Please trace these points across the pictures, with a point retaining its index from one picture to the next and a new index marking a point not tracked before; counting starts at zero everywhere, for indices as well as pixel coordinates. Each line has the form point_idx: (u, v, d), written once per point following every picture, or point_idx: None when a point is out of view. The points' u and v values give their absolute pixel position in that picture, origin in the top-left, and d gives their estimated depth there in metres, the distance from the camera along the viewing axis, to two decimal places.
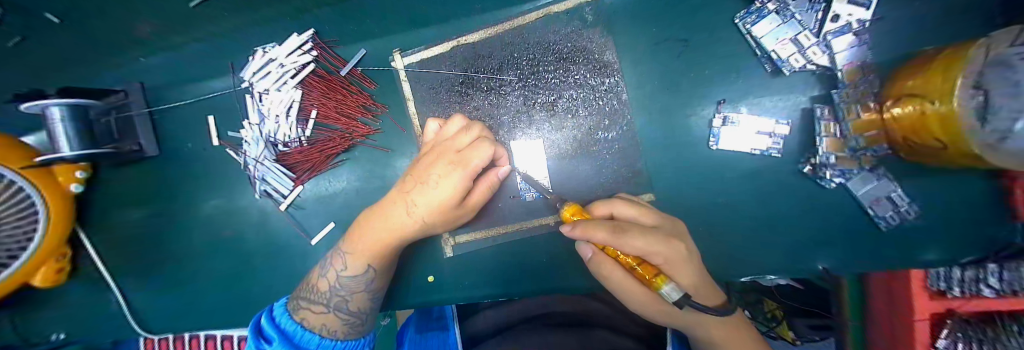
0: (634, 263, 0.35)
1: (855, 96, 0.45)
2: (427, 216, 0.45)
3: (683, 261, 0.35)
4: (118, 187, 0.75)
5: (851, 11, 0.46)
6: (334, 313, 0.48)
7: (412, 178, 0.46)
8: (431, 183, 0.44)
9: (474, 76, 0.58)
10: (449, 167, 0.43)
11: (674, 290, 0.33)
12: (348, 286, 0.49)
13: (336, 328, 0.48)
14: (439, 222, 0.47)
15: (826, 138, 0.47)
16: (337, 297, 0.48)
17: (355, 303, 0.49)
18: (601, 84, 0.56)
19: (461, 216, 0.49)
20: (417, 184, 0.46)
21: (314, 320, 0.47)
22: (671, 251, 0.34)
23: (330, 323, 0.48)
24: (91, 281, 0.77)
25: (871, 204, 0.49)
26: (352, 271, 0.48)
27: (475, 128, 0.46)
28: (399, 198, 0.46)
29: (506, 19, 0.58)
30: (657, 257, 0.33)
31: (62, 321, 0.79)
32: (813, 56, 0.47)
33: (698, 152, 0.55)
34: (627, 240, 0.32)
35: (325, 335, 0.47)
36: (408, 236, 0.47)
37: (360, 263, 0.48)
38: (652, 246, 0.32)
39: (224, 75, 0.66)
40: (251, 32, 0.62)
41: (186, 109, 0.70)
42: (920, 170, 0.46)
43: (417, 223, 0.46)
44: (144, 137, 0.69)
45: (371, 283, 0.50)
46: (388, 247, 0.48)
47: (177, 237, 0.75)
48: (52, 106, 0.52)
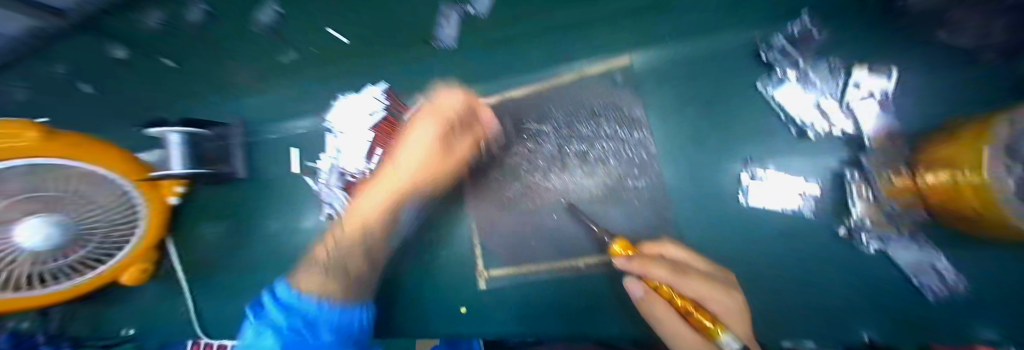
0: (691, 309, 0.40)
1: (884, 162, 0.48)
2: (418, 169, 0.62)
3: (734, 310, 0.44)
4: (205, 201, 0.89)
5: (871, 83, 0.50)
6: (333, 277, 0.57)
7: (401, 144, 0.65)
8: (421, 138, 0.62)
9: (516, 126, 0.68)
10: (428, 123, 0.62)
11: (732, 341, 0.37)
12: (342, 251, 0.61)
13: (335, 292, 0.56)
14: (428, 174, 0.63)
15: (860, 202, 0.49)
16: (337, 256, 0.60)
17: (353, 262, 0.60)
18: (630, 137, 0.62)
19: (450, 172, 0.65)
20: (401, 147, 0.65)
21: (306, 282, 0.57)
22: (729, 302, 0.44)
23: (327, 286, 0.56)
24: (167, 283, 0.89)
25: (915, 273, 0.47)
26: (349, 238, 0.62)
27: (460, 104, 0.64)
28: (392, 166, 0.64)
29: (545, 78, 0.67)
30: (717, 306, 0.42)
31: (136, 316, 0.90)
32: (835, 121, 0.51)
33: (726, 205, 0.57)
34: (686, 280, 0.42)
35: (319, 296, 0.54)
36: (405, 190, 0.63)
37: (353, 230, 0.62)
38: (706, 291, 0.42)
39: (307, 116, 0.80)
40: (334, 84, 0.76)
41: (272, 142, 0.84)
42: (984, 244, 0.44)
43: (412, 182, 0.63)
44: (237, 161, 0.83)
45: (363, 236, 0.62)
46: (387, 202, 0.62)
47: (247, 249, 0.86)
48: (172, 132, 0.71)
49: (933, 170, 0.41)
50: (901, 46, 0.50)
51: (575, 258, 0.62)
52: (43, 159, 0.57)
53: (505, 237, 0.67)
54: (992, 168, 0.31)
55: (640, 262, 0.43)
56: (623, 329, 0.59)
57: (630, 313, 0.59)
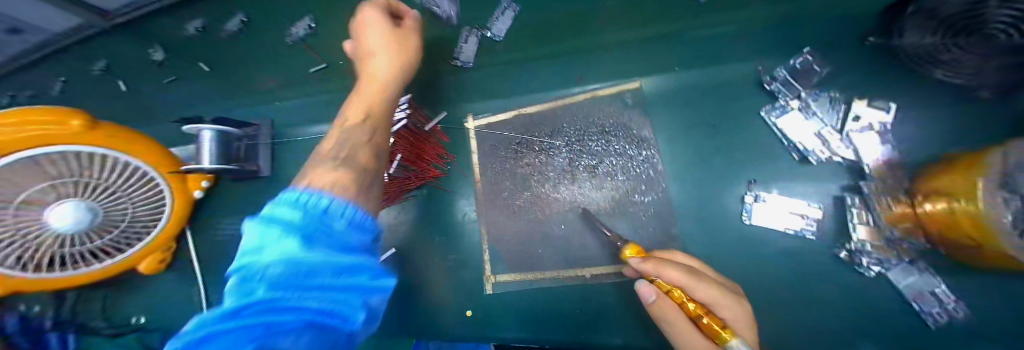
0: (700, 312, 0.35)
1: (884, 189, 0.49)
2: (390, 70, 0.50)
3: (748, 326, 0.37)
4: (227, 196, 0.93)
5: (869, 114, 0.53)
6: (342, 167, 0.37)
7: (362, 55, 0.52)
8: (381, 49, 0.51)
9: (530, 139, 0.72)
10: (375, 34, 0.51)
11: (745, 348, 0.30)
12: (348, 141, 0.42)
13: (342, 180, 0.33)
14: (395, 46, 0.51)
15: (861, 226, 0.51)
16: (344, 151, 0.40)
17: (365, 157, 0.42)
18: (638, 154, 0.65)
19: (414, 42, 0.55)
20: (368, 59, 0.52)
21: (321, 173, 0.34)
22: (740, 314, 0.37)
23: (337, 178, 0.34)
24: (184, 273, 0.92)
25: (916, 299, 0.48)
26: (354, 124, 0.45)
27: (401, 18, 0.55)
28: (364, 73, 0.52)
29: (559, 97, 0.71)
30: (724, 311, 0.36)
31: (147, 305, 0.92)
32: (836, 149, 0.53)
33: (731, 224, 0.59)
34: (700, 283, 0.36)
35: (325, 189, 0.30)
36: (380, 83, 0.50)
37: (352, 129, 0.45)
38: (719, 298, 0.36)
39: (335, 121, 0.87)
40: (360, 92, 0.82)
41: (300, 144, 0.91)
42: (980, 272, 0.45)
43: (390, 84, 0.50)
44: (263, 160, 0.88)
45: (372, 133, 0.46)
46: (378, 99, 0.49)
47: None
48: (205, 129, 0.69)
49: (931, 200, 0.43)
50: (896, 82, 0.53)
51: (583, 267, 0.64)
52: (75, 147, 0.52)
53: (512, 245, 0.69)
54: (983, 196, 0.34)
55: (653, 261, 0.38)
56: (627, 339, 0.61)
57: (635, 322, 0.61)
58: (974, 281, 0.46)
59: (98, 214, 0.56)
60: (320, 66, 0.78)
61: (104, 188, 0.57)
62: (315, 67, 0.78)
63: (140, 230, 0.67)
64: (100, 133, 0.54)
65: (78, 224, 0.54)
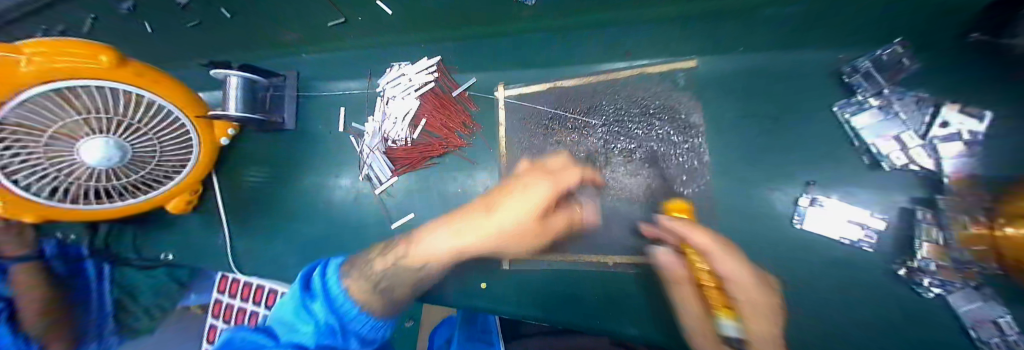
0: (711, 285, 0.44)
1: (962, 204, 0.44)
2: (511, 225, 0.48)
3: (762, 315, 0.43)
4: (252, 148, 0.94)
5: (961, 120, 0.45)
6: (380, 294, 0.48)
7: (490, 203, 0.48)
8: (531, 186, 0.49)
9: (563, 115, 0.68)
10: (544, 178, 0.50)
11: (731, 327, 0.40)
12: (402, 273, 0.52)
13: (377, 309, 0.47)
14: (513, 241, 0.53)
15: (927, 243, 0.47)
16: (384, 284, 0.50)
17: (399, 294, 0.53)
18: (683, 142, 0.61)
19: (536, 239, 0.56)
20: (509, 190, 0.50)
21: (370, 278, 0.49)
22: (756, 296, 0.44)
23: (372, 301, 0.46)
24: (207, 217, 0.94)
25: (975, 325, 0.44)
26: (413, 261, 0.52)
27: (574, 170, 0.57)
28: (481, 210, 0.50)
29: (601, 72, 0.67)
30: (740, 292, 0.42)
31: (167, 244, 0.93)
32: (916, 156, 0.47)
33: (774, 227, 0.56)
34: (723, 256, 0.44)
35: (363, 308, 0.45)
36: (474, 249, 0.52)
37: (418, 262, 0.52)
38: (739, 276, 0.43)
39: (361, 79, 0.84)
40: (387, 50, 0.77)
41: (326, 99, 0.88)
42: None
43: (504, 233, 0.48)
44: (287, 113, 0.86)
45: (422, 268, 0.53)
46: (445, 257, 0.52)
47: (285, 197, 0.91)
48: (231, 76, 0.69)
49: (1014, 223, 0.37)
50: None
51: (605, 254, 0.62)
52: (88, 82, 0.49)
53: None
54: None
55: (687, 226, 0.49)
56: (645, 331, 0.59)
57: (654, 317, 0.59)
58: None
59: (128, 152, 0.56)
60: (340, 21, 0.69)
61: (131, 125, 0.56)
62: (334, 22, 0.70)
63: (170, 170, 0.68)
64: (127, 69, 0.53)
65: (109, 161, 0.54)
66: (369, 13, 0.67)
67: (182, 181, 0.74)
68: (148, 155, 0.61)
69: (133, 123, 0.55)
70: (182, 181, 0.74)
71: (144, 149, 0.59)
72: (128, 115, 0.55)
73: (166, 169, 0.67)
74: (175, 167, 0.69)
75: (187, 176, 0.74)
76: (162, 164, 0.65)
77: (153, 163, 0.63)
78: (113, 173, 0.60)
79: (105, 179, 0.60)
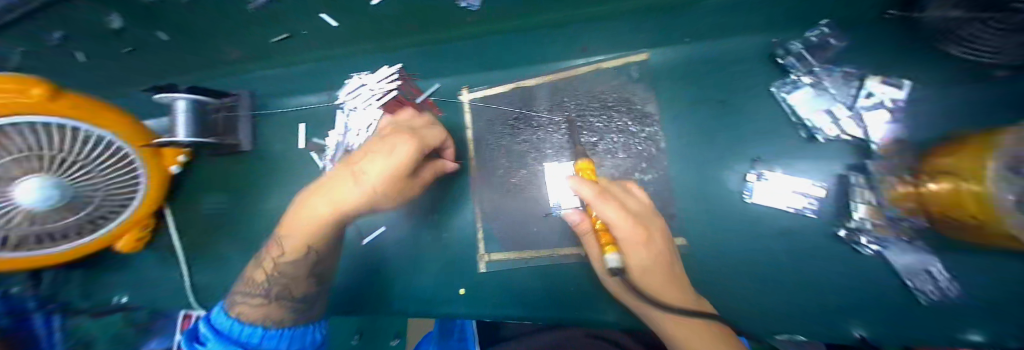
0: (600, 227, 0.46)
1: (893, 169, 0.48)
2: (379, 184, 0.46)
3: (647, 245, 0.45)
4: (208, 173, 0.89)
5: (885, 91, 0.51)
6: (276, 302, 0.51)
7: (359, 156, 0.49)
8: (382, 152, 0.46)
9: (527, 114, 0.69)
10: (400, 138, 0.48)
11: (614, 259, 0.43)
12: (286, 273, 0.51)
13: (284, 317, 0.51)
14: (387, 195, 0.51)
15: (863, 205, 0.50)
16: (277, 288, 0.51)
17: (298, 290, 0.53)
18: (641, 131, 0.63)
19: (407, 191, 0.56)
20: (366, 157, 0.48)
21: (252, 314, 0.49)
22: (639, 235, 0.45)
23: (274, 313, 0.50)
24: (164, 251, 0.89)
25: (910, 277, 0.49)
26: (291, 256, 0.50)
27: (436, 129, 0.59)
28: (348, 176, 0.47)
29: (561, 69, 0.68)
30: (623, 234, 0.43)
31: (126, 286, 0.88)
32: (846, 127, 0.52)
33: (731, 204, 0.59)
34: (605, 207, 0.43)
35: (266, 327, 0.49)
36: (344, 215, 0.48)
37: (298, 250, 0.50)
38: (621, 221, 0.43)
39: (320, 91, 0.82)
40: (341, 61, 0.74)
41: (286, 115, 0.86)
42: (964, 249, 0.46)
43: (371, 196, 0.47)
44: (246, 134, 0.84)
45: (305, 259, 0.51)
46: (318, 232, 0.49)
47: (247, 222, 0.86)
48: (178, 99, 0.65)
49: (935, 180, 0.41)
50: (910, 60, 0.52)
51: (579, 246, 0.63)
52: (29, 118, 0.45)
53: (506, 223, 0.68)
54: (991, 185, 0.32)
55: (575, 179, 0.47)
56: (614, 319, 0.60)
57: None
58: (958, 259, 0.46)
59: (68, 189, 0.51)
60: (284, 37, 0.66)
61: (75, 162, 0.52)
62: (278, 37, 0.67)
63: (116, 206, 0.64)
64: (60, 102, 0.49)
65: (48, 200, 0.48)
66: (314, 27, 0.64)
67: (130, 217, 0.68)
68: (95, 193, 0.57)
69: (76, 159, 0.52)
70: (130, 217, 0.68)
71: (87, 190, 0.55)
72: (71, 150, 0.51)
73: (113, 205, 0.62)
74: (124, 200, 0.65)
75: (134, 212, 0.69)
76: (109, 199, 0.61)
77: (99, 199, 0.59)
78: (58, 215, 0.55)
79: (49, 221, 0.55)
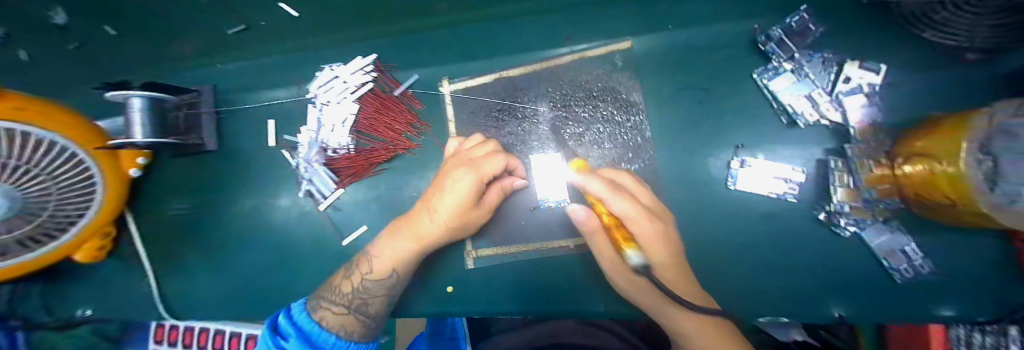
0: (612, 223, 0.45)
1: (866, 151, 0.49)
2: (451, 216, 0.54)
3: (659, 239, 0.46)
4: (172, 175, 0.83)
5: (862, 75, 0.51)
6: (356, 314, 0.54)
7: (438, 185, 0.55)
8: (453, 184, 0.52)
9: (511, 104, 0.67)
10: (462, 171, 0.51)
11: (636, 255, 0.41)
12: (370, 290, 0.56)
13: (356, 330, 0.54)
14: (459, 226, 0.56)
15: (841, 188, 0.51)
16: (358, 300, 0.55)
17: (374, 307, 0.57)
18: (627, 121, 0.62)
19: (479, 218, 0.58)
20: (436, 193, 0.55)
21: (332, 320, 0.52)
22: (652, 229, 0.45)
23: (349, 325, 0.53)
24: (128, 261, 0.82)
25: (886, 256, 0.50)
26: (377, 276, 0.56)
27: (492, 143, 0.58)
28: (424, 208, 0.55)
29: (544, 58, 0.66)
30: (637, 228, 0.43)
31: (93, 298, 0.83)
32: (825, 111, 0.52)
33: (716, 191, 0.59)
34: (618, 200, 0.42)
35: (343, 336, 0.52)
36: (433, 241, 0.56)
37: (385, 269, 0.56)
38: (635, 215, 0.43)
39: (289, 85, 0.76)
40: (315, 52, 0.71)
41: (250, 112, 0.79)
42: (931, 227, 0.48)
43: (445, 228, 0.55)
44: (207, 132, 0.78)
45: (391, 288, 0.57)
46: (412, 256, 0.56)
47: (219, 226, 0.81)
48: (134, 97, 0.60)
49: (911, 162, 0.42)
50: (882, 43, 0.53)
51: (567, 238, 0.62)
52: None
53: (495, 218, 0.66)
54: (965, 162, 0.33)
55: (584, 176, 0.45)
56: (606, 308, 0.60)
57: (617, 295, 0.60)
58: (926, 236, 0.49)
59: (15, 201, 0.47)
60: (240, 29, 0.63)
61: (26, 171, 0.47)
62: (235, 29, 0.63)
63: (71, 215, 0.57)
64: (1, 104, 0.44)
65: None
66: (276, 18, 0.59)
67: (87, 226, 0.63)
68: (46, 204, 0.52)
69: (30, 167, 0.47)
70: (88, 225, 0.63)
71: (40, 200, 0.51)
72: (22, 157, 0.46)
73: (68, 214, 0.56)
74: (79, 208, 0.59)
75: (91, 221, 0.63)
76: (62, 208, 0.55)
77: (52, 208, 0.53)
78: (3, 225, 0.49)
79: None
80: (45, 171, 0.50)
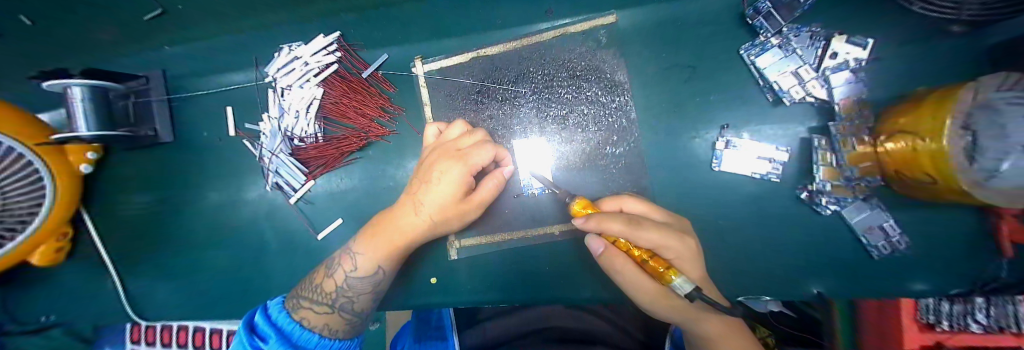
0: (647, 256, 0.40)
1: (850, 129, 0.48)
2: (439, 210, 0.51)
3: (691, 256, 0.43)
4: (127, 168, 0.76)
5: (848, 50, 0.50)
6: (340, 313, 0.52)
7: (425, 178, 0.51)
8: (443, 179, 0.50)
9: (490, 86, 0.63)
10: (451, 164, 0.49)
11: (685, 283, 0.36)
12: (357, 286, 0.53)
13: (339, 329, 0.52)
14: (445, 224, 0.53)
15: (823, 167, 0.50)
16: (342, 299, 0.53)
17: (360, 304, 0.54)
18: (612, 102, 0.59)
19: (468, 215, 0.53)
20: (424, 186, 0.52)
21: (314, 320, 0.50)
22: (683, 247, 0.42)
23: (333, 323, 0.52)
24: (87, 264, 0.76)
25: (864, 232, 0.51)
26: (363, 273, 0.53)
27: (479, 132, 0.54)
28: (410, 203, 0.52)
29: (524, 35, 0.62)
30: (670, 252, 0.41)
31: (51, 305, 0.77)
32: (812, 89, 0.50)
33: (701, 173, 0.58)
34: (641, 232, 0.38)
35: (325, 335, 0.50)
36: (419, 237, 0.53)
37: (371, 265, 0.53)
38: (663, 241, 0.40)
39: (247, 69, 0.70)
40: (275, 30, 0.65)
41: (207, 100, 0.73)
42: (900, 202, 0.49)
43: (429, 223, 0.52)
44: (160, 123, 0.71)
45: (378, 285, 0.55)
46: (397, 251, 0.53)
47: (184, 223, 0.76)
48: (73, 85, 0.54)
49: (894, 139, 0.41)
50: (865, 18, 0.51)
51: (554, 224, 0.61)
52: None
53: None
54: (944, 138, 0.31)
55: (596, 219, 0.38)
56: (594, 292, 0.60)
57: (602, 279, 0.60)
58: (895, 212, 0.50)
59: None
60: (158, 14, 0.60)
61: None
62: (151, 15, 0.60)
63: (24, 216, 0.53)
64: None
65: None
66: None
67: (42, 227, 0.58)
68: None
69: None
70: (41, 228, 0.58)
71: None
72: None
73: (19, 216, 0.52)
74: (31, 209, 0.54)
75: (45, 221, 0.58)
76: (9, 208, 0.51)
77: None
78: None
79: None
80: None
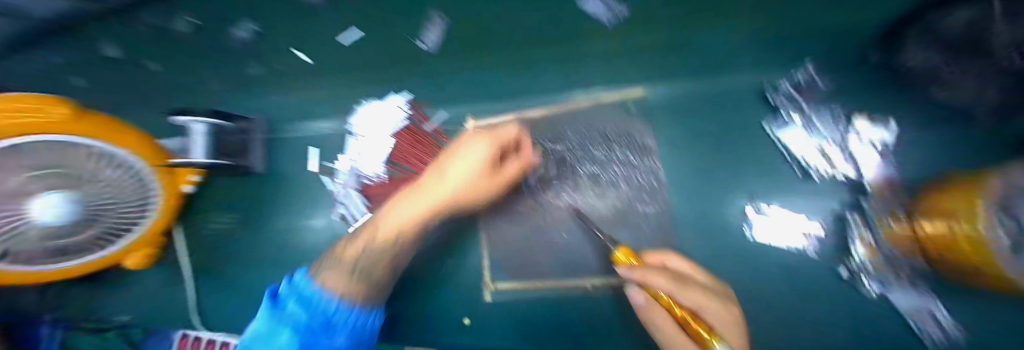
0: (688, 317, 0.39)
1: (886, 209, 0.52)
2: (468, 179, 0.59)
3: (730, 323, 0.44)
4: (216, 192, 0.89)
5: (872, 133, 0.55)
6: (357, 278, 0.54)
7: (455, 152, 0.63)
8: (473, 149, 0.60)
9: (530, 143, 0.72)
10: (483, 139, 0.61)
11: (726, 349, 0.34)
12: (376, 252, 0.57)
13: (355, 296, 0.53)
14: (469, 197, 0.60)
15: (863, 245, 0.53)
16: (364, 265, 0.55)
17: (378, 273, 0.57)
18: (642, 165, 0.66)
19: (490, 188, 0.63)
20: (451, 160, 0.62)
21: (337, 281, 0.52)
22: (720, 311, 0.44)
23: (351, 288, 0.53)
24: (171, 271, 0.89)
25: (914, 319, 0.50)
26: (381, 243, 0.57)
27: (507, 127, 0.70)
28: (437, 174, 0.61)
29: (564, 102, 0.72)
30: (709, 315, 0.42)
31: (132, 305, 0.88)
32: (835, 164, 0.56)
33: (731, 236, 0.60)
34: (687, 290, 0.42)
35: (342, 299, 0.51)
36: (444, 208, 0.60)
37: (396, 233, 0.58)
38: (704, 303, 0.42)
39: (332, 118, 0.85)
40: (361, 89, 0.81)
41: (296, 140, 0.88)
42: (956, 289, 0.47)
43: (455, 193, 0.59)
44: (256, 156, 0.86)
45: (399, 255, 0.60)
46: (423, 221, 0.59)
47: (256, 243, 0.88)
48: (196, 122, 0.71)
49: (931, 220, 0.47)
50: (886, 101, 0.55)
51: (586, 277, 0.64)
52: (55, 136, 0.51)
53: (510, 251, 0.69)
54: None
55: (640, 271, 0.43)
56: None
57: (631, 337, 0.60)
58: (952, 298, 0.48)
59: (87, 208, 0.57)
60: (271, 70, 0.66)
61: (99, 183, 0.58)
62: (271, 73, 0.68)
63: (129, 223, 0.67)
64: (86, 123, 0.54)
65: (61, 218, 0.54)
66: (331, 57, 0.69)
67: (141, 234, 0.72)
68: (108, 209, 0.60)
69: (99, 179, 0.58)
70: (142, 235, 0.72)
71: (104, 206, 0.60)
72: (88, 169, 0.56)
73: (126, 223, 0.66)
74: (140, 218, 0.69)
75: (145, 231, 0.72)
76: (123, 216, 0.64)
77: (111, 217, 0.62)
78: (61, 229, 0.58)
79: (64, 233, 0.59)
80: (111, 179, 0.59)
